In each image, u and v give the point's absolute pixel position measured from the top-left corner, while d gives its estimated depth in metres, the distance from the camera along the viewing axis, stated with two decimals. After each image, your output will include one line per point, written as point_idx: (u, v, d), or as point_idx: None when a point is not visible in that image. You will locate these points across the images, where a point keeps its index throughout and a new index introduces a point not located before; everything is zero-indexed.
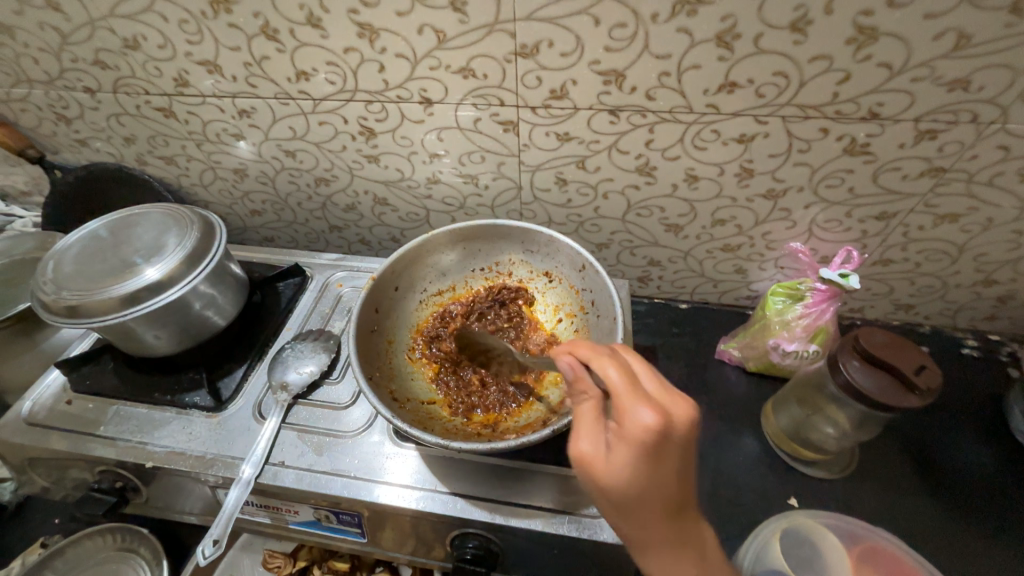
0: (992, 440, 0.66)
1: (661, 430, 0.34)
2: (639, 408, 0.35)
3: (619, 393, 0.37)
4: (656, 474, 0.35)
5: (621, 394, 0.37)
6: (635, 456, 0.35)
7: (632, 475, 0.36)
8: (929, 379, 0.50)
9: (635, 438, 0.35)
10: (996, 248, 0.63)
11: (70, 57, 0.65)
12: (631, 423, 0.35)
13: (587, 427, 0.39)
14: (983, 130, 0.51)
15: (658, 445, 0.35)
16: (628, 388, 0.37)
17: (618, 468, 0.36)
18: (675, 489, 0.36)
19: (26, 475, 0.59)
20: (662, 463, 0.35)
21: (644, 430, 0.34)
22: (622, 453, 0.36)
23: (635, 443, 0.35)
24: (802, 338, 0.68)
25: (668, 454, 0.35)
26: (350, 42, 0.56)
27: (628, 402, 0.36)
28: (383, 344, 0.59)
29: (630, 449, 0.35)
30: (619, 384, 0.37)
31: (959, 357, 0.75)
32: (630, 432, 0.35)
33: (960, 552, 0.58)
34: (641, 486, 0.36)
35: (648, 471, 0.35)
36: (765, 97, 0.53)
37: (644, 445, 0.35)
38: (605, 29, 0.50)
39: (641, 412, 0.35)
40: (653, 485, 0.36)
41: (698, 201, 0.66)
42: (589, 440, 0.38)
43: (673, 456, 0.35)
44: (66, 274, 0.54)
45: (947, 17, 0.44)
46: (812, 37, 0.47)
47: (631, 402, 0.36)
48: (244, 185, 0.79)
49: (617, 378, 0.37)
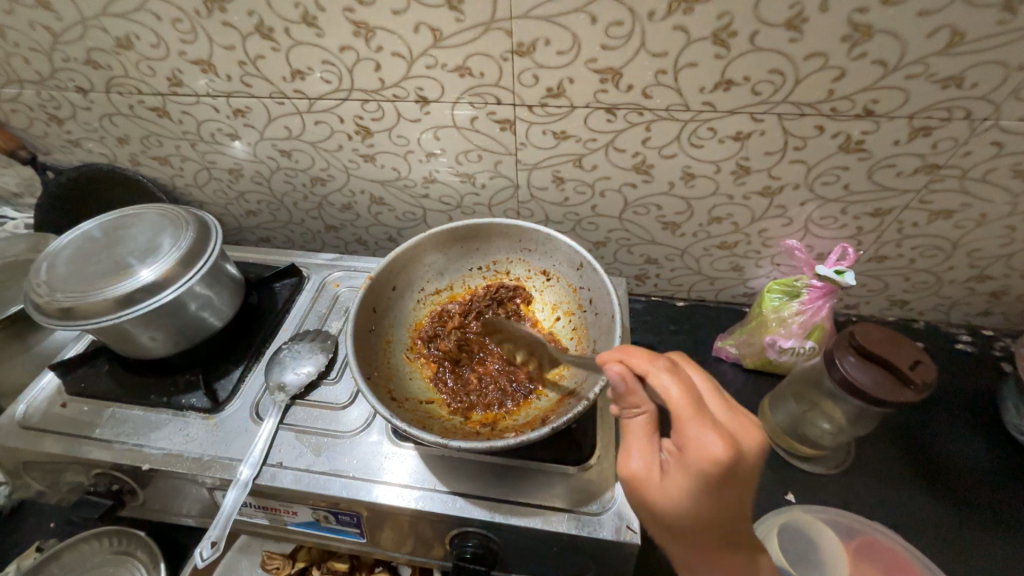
0: (986, 434, 0.67)
1: (726, 460, 0.35)
2: (708, 437, 0.36)
3: (682, 416, 0.37)
4: (717, 501, 0.37)
5: (683, 417, 0.37)
6: (695, 482, 0.37)
7: (691, 499, 0.38)
8: (923, 374, 0.50)
9: (698, 467, 0.36)
10: (989, 244, 0.64)
11: (62, 57, 0.64)
12: (695, 450, 0.36)
13: (641, 444, 0.41)
14: (976, 126, 0.52)
15: (721, 474, 0.36)
16: (690, 410, 0.38)
17: (675, 490, 0.38)
18: (733, 516, 0.38)
19: (20, 479, 0.58)
20: (723, 489, 0.37)
21: (710, 460, 0.36)
22: (683, 475, 0.38)
23: (697, 469, 0.36)
24: (799, 334, 0.68)
25: (729, 483, 0.36)
26: (345, 41, 0.55)
27: (691, 427, 0.37)
28: (380, 343, 0.59)
29: (690, 474, 0.37)
30: (681, 405, 0.38)
31: (953, 352, 0.75)
32: (695, 459, 0.36)
33: (955, 545, 0.58)
34: (698, 510, 0.38)
35: (707, 497, 0.37)
36: (761, 95, 0.53)
37: (706, 472, 0.36)
38: (601, 27, 0.50)
39: (707, 440, 0.36)
40: (709, 510, 0.38)
41: (695, 199, 0.66)
42: (643, 459, 0.40)
43: (735, 485, 0.37)
44: (60, 275, 0.54)
45: (941, 14, 0.44)
46: (807, 35, 0.47)
47: (695, 428, 0.37)
48: (239, 185, 0.78)
49: (679, 397, 0.38)
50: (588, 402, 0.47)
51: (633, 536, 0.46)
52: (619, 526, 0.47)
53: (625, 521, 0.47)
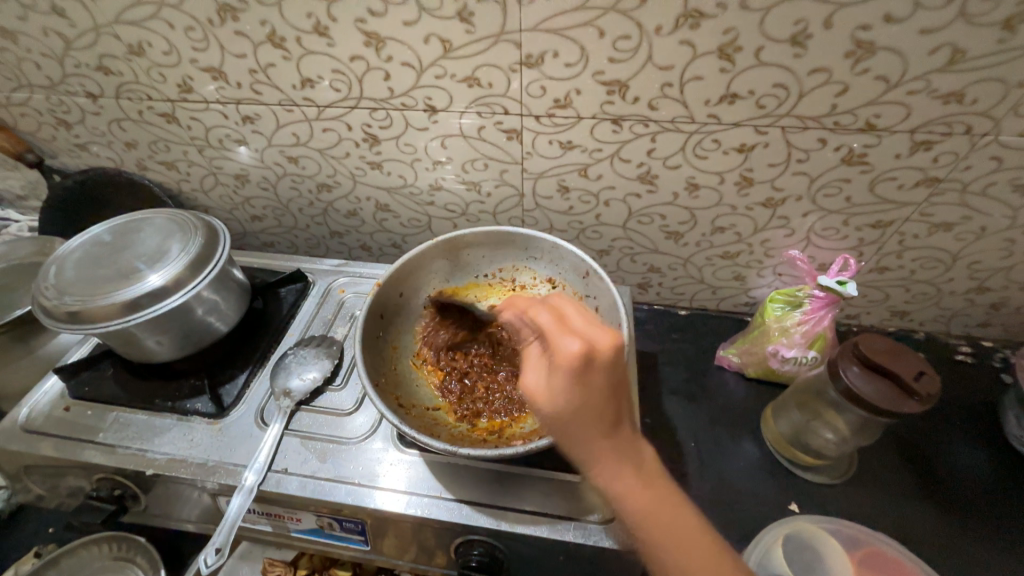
0: (986, 445, 0.67)
1: (587, 354, 0.39)
2: (568, 339, 0.40)
3: (550, 330, 0.41)
4: (588, 396, 0.38)
5: (551, 330, 0.41)
6: (565, 384, 0.39)
7: (567, 400, 0.39)
8: (928, 386, 0.51)
9: (564, 366, 0.39)
10: (989, 257, 0.65)
11: (73, 62, 0.65)
12: (561, 350, 0.39)
13: (530, 362, 0.42)
14: (976, 141, 0.52)
15: (585, 371, 0.39)
16: (556, 326, 0.41)
17: (553, 394, 0.39)
18: (612, 407, 0.39)
19: (21, 482, 0.58)
20: (588, 383, 0.38)
21: (572, 355, 0.39)
22: (556, 378, 0.39)
23: (566, 369, 0.39)
24: (801, 345, 0.68)
25: (598, 377, 0.39)
26: (356, 51, 0.56)
27: (557, 335, 0.41)
28: (388, 350, 0.59)
29: (559, 373, 0.39)
30: (548, 322, 0.42)
31: (952, 363, 0.76)
32: (562, 359, 0.39)
33: (957, 555, 0.58)
34: (580, 407, 0.39)
35: (579, 394, 0.38)
36: (765, 108, 0.54)
37: (573, 370, 0.38)
38: (609, 40, 0.51)
39: (567, 342, 0.39)
40: (585, 405, 0.39)
41: (699, 209, 0.66)
42: (530, 374, 0.42)
43: (606, 379, 0.39)
44: (68, 278, 0.54)
45: (943, 32, 0.45)
46: (811, 50, 0.48)
47: (561, 336, 0.40)
48: (245, 190, 0.79)
49: (546, 317, 0.42)
50: None
51: None
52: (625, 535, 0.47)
53: None
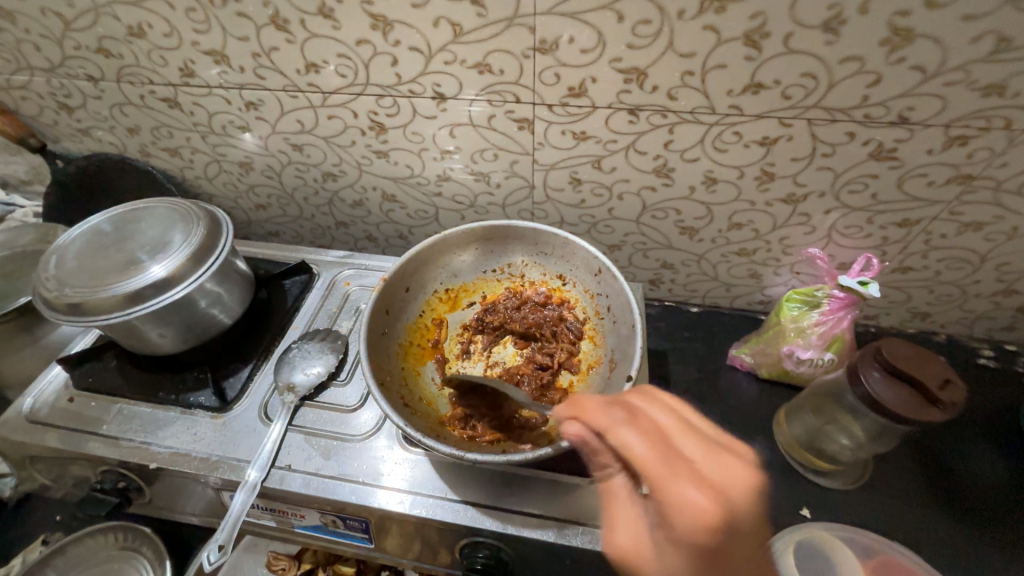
0: (1006, 452, 0.65)
1: (709, 511, 0.35)
2: (684, 489, 0.35)
3: (650, 473, 0.37)
4: (713, 564, 0.34)
5: (654, 474, 0.37)
6: (682, 552, 0.35)
7: (682, 574, 0.35)
8: (953, 394, 0.49)
9: (681, 528, 0.35)
10: (1020, 258, 0.62)
11: (73, 44, 0.63)
12: (676, 505, 0.35)
13: (626, 520, 0.40)
14: (1016, 137, 0.49)
15: (711, 535, 0.34)
16: (657, 463, 0.37)
17: (666, 564, 0.36)
18: (745, 573, 0.35)
19: (25, 471, 0.58)
20: (711, 549, 0.34)
21: (694, 516, 0.35)
22: (674, 548, 0.35)
23: (684, 534, 0.35)
24: (818, 345, 0.66)
25: (726, 537, 0.34)
26: (362, 34, 0.54)
27: (667, 484, 0.36)
28: (394, 347, 0.58)
29: (676, 539, 0.35)
30: (643, 455, 0.38)
31: (973, 367, 0.74)
32: (674, 516, 0.35)
33: (973, 566, 0.57)
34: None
35: (697, 558, 0.34)
36: (791, 99, 0.51)
37: (693, 535, 0.35)
38: (628, 25, 0.48)
39: (685, 493, 0.35)
40: (707, 574, 0.35)
41: (716, 204, 0.64)
42: (627, 533, 0.39)
43: (732, 532, 0.35)
44: (69, 269, 0.53)
45: (989, 18, 0.42)
46: (844, 38, 0.45)
47: (671, 482, 0.36)
48: (249, 178, 0.77)
49: (640, 449, 0.38)
50: None
51: None
52: None
53: None
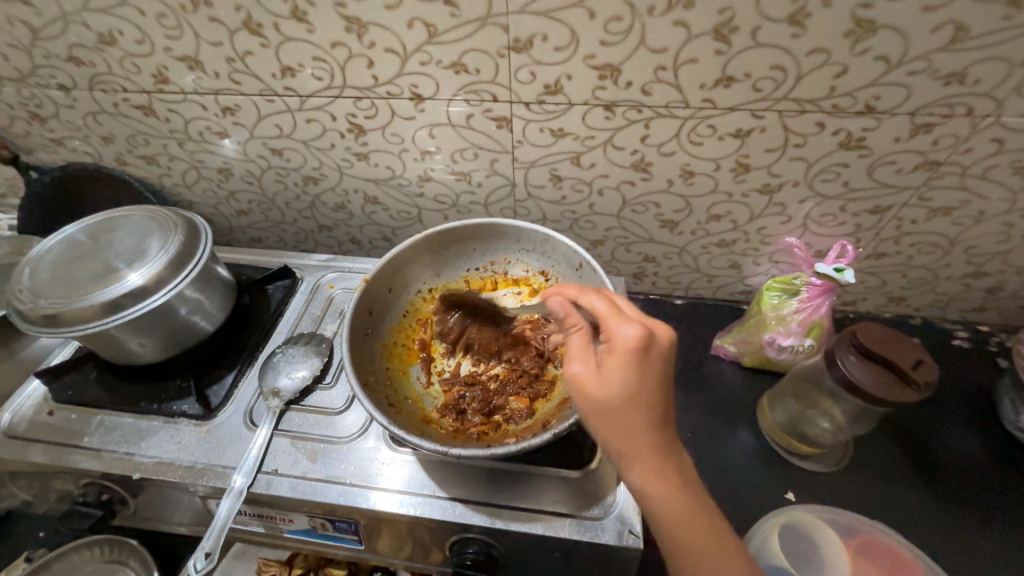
0: (982, 430, 0.67)
1: (647, 338, 0.40)
2: (625, 326, 0.41)
3: (606, 314, 0.43)
4: (645, 384, 0.39)
5: (607, 317, 0.42)
6: (625, 365, 0.39)
7: (619, 388, 0.39)
8: (926, 373, 0.50)
9: (624, 351, 0.40)
10: (987, 241, 0.64)
11: (43, 53, 0.62)
12: (619, 336, 0.40)
13: (577, 353, 0.43)
14: (977, 123, 0.51)
15: (645, 353, 0.40)
16: (614, 313, 0.42)
17: (609, 380, 0.40)
18: (664, 401, 0.40)
19: (6, 488, 0.57)
20: (648, 367, 0.40)
21: (632, 339, 0.40)
22: (615, 361, 0.40)
23: (627, 354, 0.39)
24: (798, 332, 0.67)
25: (656, 366, 0.40)
26: (337, 37, 0.54)
27: (616, 323, 0.41)
28: (377, 347, 0.58)
29: (619, 361, 0.40)
30: (605, 310, 0.43)
31: (948, 349, 0.76)
32: (619, 344, 0.40)
33: (952, 541, 0.58)
34: (633, 396, 0.39)
35: (639, 378, 0.39)
36: (761, 91, 0.52)
37: (636, 354, 0.39)
38: (600, 22, 0.49)
39: (626, 328, 0.40)
40: (640, 391, 0.39)
41: (694, 197, 0.65)
42: (580, 364, 0.42)
43: (654, 361, 0.40)
44: (44, 280, 0.52)
45: (945, 9, 0.43)
46: (809, 30, 0.46)
47: (617, 322, 0.41)
48: (228, 184, 0.77)
49: (602, 305, 0.43)
50: None
51: (635, 540, 0.46)
52: (621, 531, 0.46)
53: (626, 525, 0.47)
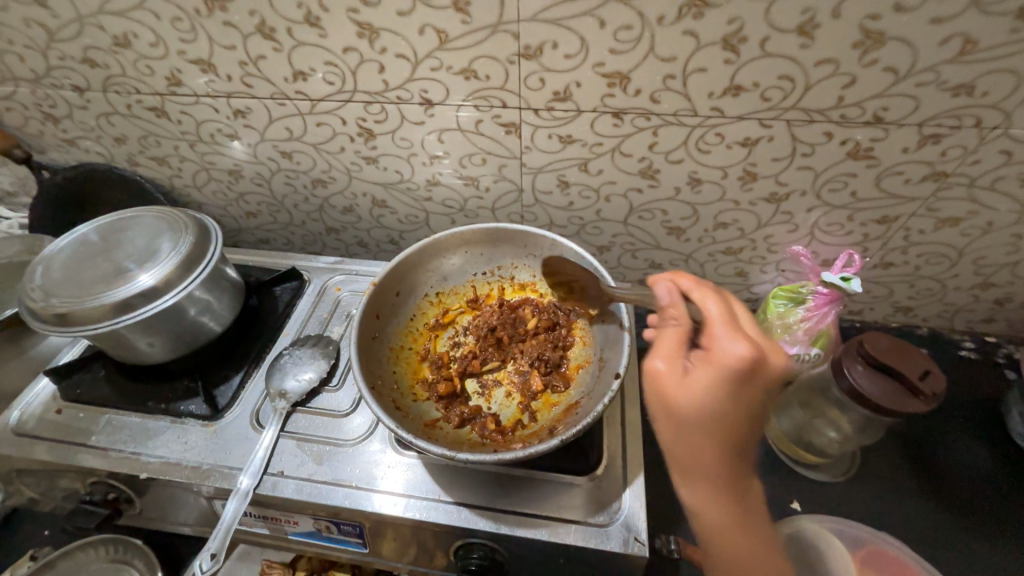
0: (989, 442, 0.67)
1: (754, 361, 0.38)
2: (737, 343, 0.38)
3: (714, 320, 0.41)
4: (733, 403, 0.38)
5: (715, 323, 0.41)
6: (719, 378, 0.38)
7: (705, 399, 0.38)
8: (933, 384, 0.50)
9: (725, 364, 0.38)
10: (996, 252, 0.63)
11: (58, 55, 0.63)
12: (724, 351, 0.38)
13: (667, 349, 0.41)
14: (986, 135, 0.51)
15: (749, 376, 0.38)
16: (724, 321, 0.41)
17: (695, 386, 0.39)
18: (744, 427, 0.38)
19: (12, 485, 0.57)
20: (746, 389, 0.38)
21: (739, 358, 0.37)
22: (709, 371, 0.38)
23: (725, 368, 0.38)
24: (804, 341, 0.66)
25: (753, 391, 0.38)
26: (349, 42, 0.54)
27: (722, 333, 0.40)
28: (385, 351, 0.58)
29: (715, 371, 0.38)
30: (717, 317, 0.41)
31: (956, 359, 0.75)
32: (721, 356, 0.38)
33: (959, 554, 0.58)
34: (715, 415, 0.38)
35: (729, 396, 0.38)
36: (770, 101, 0.52)
37: (735, 372, 0.37)
38: (610, 30, 0.49)
39: (737, 343, 0.38)
40: (724, 409, 0.38)
41: (701, 204, 0.65)
42: (666, 360, 0.40)
43: (752, 382, 0.38)
44: (55, 280, 0.53)
45: (955, 22, 0.43)
46: (818, 41, 0.46)
47: (727, 335, 0.39)
48: (238, 186, 0.77)
49: (717, 311, 0.42)
50: (597, 413, 0.47)
51: (639, 548, 0.46)
52: (626, 538, 0.46)
53: (631, 532, 0.47)
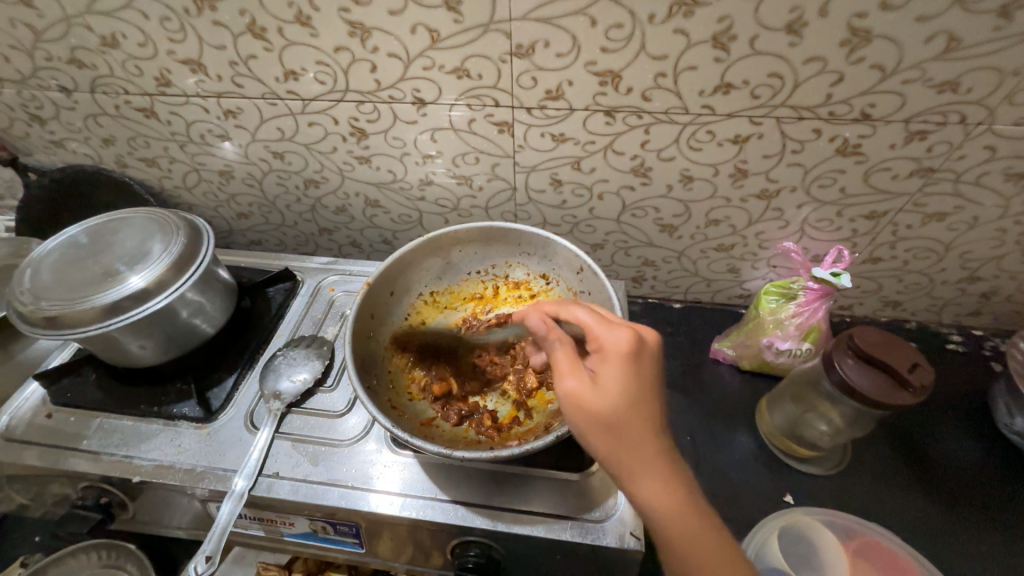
0: (977, 433, 0.68)
1: (636, 343, 0.41)
2: (616, 331, 0.42)
3: (591, 324, 0.44)
4: (641, 385, 0.40)
5: (592, 325, 0.44)
6: (622, 369, 0.40)
7: (618, 391, 0.40)
8: (921, 376, 0.51)
9: (616, 353, 0.41)
10: (981, 246, 0.65)
11: (44, 55, 0.62)
12: (610, 342, 0.42)
13: (568, 367, 0.43)
14: (970, 131, 0.52)
15: (636, 354, 0.41)
16: (596, 317, 0.44)
17: (609, 386, 0.40)
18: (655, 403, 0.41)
19: (2, 491, 0.56)
20: (637, 364, 0.41)
21: (623, 346, 0.41)
22: (614, 365, 0.41)
23: (619, 356, 0.41)
24: (796, 336, 0.68)
25: (646, 367, 0.41)
26: (340, 41, 0.54)
27: (602, 329, 0.43)
28: (380, 351, 0.58)
29: (618, 364, 0.41)
30: (590, 320, 0.44)
31: (944, 352, 0.76)
32: (612, 348, 0.41)
33: (949, 544, 0.59)
34: (632, 402, 0.40)
35: (636, 380, 0.40)
36: (760, 98, 0.53)
37: (624, 355, 0.41)
38: (601, 29, 0.49)
39: (616, 333, 0.42)
40: (637, 394, 0.40)
41: (693, 201, 0.66)
42: (574, 378, 0.42)
43: (641, 358, 0.41)
44: (44, 282, 0.52)
45: (939, 20, 0.44)
46: (806, 39, 0.47)
47: (606, 328, 0.43)
48: (229, 187, 0.77)
49: (587, 317, 0.44)
50: None
51: (636, 542, 0.46)
52: (622, 533, 0.46)
53: (627, 527, 0.47)
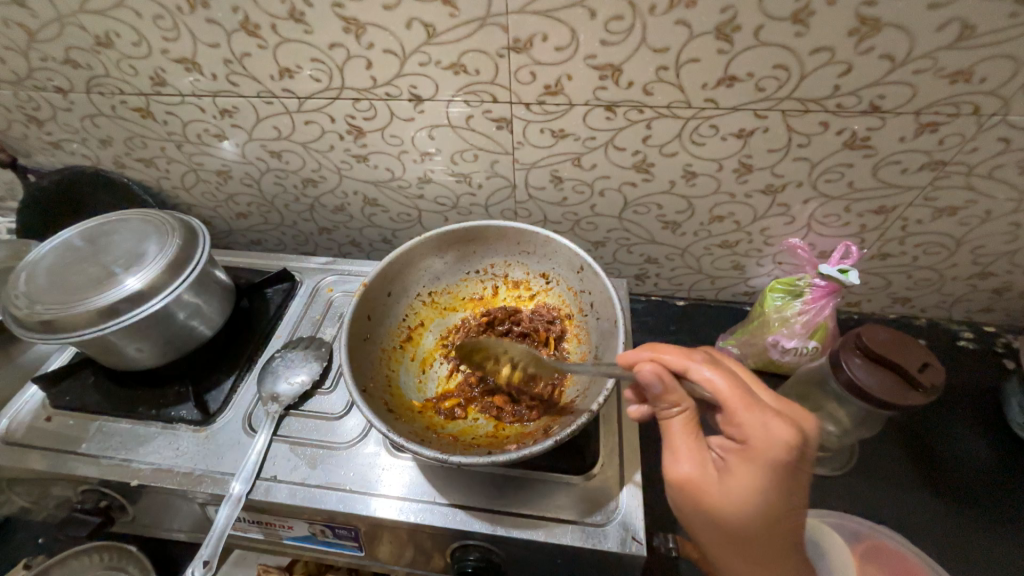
0: (987, 432, 0.67)
1: (799, 445, 0.37)
2: (768, 424, 0.37)
3: (733, 406, 0.38)
4: (776, 499, 0.38)
5: (732, 406, 0.38)
6: (759, 478, 0.37)
7: (748, 503, 0.38)
8: (932, 376, 0.50)
9: (765, 456, 0.37)
10: (994, 241, 0.63)
11: (39, 56, 0.62)
12: (761, 441, 0.37)
13: (687, 447, 0.40)
14: (983, 122, 0.50)
15: (789, 464, 0.37)
16: (738, 397, 0.38)
17: (737, 493, 0.38)
18: (797, 513, 0.39)
19: (3, 495, 0.56)
20: (790, 477, 0.37)
21: (781, 449, 0.36)
22: (747, 471, 0.37)
23: (765, 462, 0.37)
24: (802, 335, 0.66)
25: (794, 477, 0.37)
26: (335, 38, 0.53)
27: (745, 416, 0.38)
28: (377, 351, 0.57)
29: (754, 466, 0.37)
30: (727, 394, 0.39)
31: (955, 350, 0.75)
32: (756, 447, 0.37)
33: (959, 546, 0.58)
34: (761, 515, 0.38)
35: (769, 491, 0.37)
36: (764, 91, 0.51)
37: (776, 462, 0.37)
38: (601, 22, 0.48)
39: (772, 428, 0.37)
40: (768, 509, 0.38)
41: (696, 198, 0.64)
42: (691, 462, 0.39)
43: (794, 466, 0.37)
44: (39, 286, 0.52)
45: (951, 7, 0.42)
46: (813, 29, 0.45)
47: (750, 417, 0.37)
48: (227, 187, 0.76)
49: (724, 388, 0.39)
50: (592, 413, 0.46)
51: (637, 548, 0.45)
52: (624, 537, 0.46)
53: (628, 531, 0.46)
